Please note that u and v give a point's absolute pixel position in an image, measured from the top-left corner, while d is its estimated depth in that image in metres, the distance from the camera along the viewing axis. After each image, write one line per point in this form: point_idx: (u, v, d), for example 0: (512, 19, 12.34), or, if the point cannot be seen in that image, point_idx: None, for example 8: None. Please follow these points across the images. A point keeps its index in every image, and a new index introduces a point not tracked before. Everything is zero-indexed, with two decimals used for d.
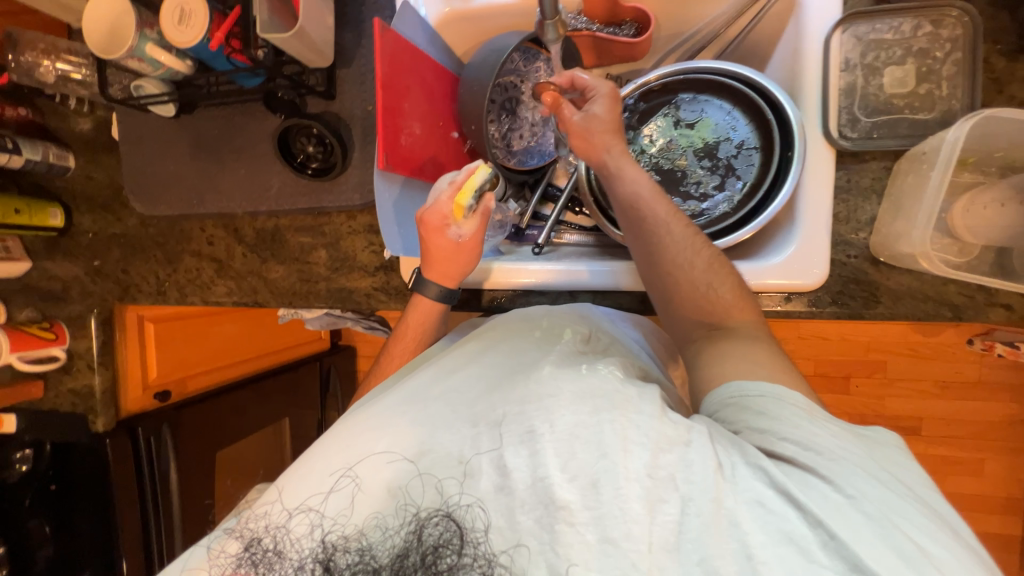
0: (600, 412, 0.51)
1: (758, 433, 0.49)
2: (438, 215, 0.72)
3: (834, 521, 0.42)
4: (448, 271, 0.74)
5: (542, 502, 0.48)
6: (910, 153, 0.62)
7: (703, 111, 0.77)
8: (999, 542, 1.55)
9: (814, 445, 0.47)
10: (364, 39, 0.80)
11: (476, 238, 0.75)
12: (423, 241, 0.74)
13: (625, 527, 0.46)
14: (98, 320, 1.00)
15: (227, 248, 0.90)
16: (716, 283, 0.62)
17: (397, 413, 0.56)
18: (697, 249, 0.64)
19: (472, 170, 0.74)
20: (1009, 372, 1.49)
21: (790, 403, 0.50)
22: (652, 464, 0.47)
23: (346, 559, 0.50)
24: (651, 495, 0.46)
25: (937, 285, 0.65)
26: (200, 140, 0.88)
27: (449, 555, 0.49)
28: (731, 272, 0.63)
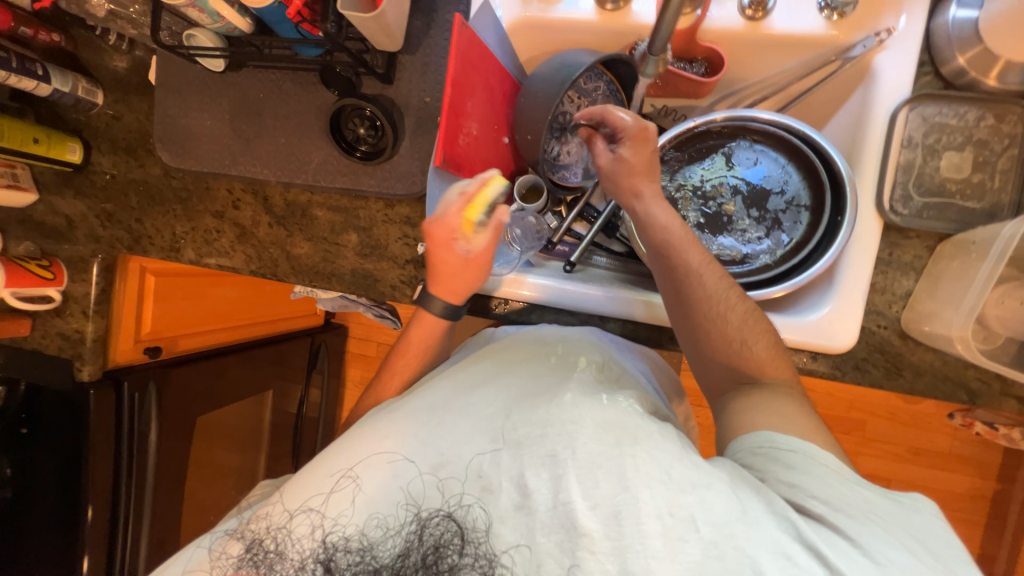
0: (623, 445, 0.51)
1: (787, 485, 0.50)
2: (445, 229, 0.69)
3: None
4: (452, 286, 0.72)
5: (563, 527, 0.49)
6: (957, 238, 0.64)
7: (757, 160, 0.77)
8: None
9: (840, 504, 0.48)
10: (433, 28, 0.78)
11: (485, 255, 0.72)
12: (430, 253, 0.71)
13: (645, 562, 0.46)
14: (100, 266, 0.96)
15: (253, 216, 0.87)
16: (751, 340, 0.63)
17: (413, 424, 0.58)
18: (731, 302, 0.64)
19: (486, 180, 0.71)
20: (977, 447, 1.56)
21: (820, 463, 0.51)
22: (674, 501, 0.47)
23: (347, 559, 0.52)
24: (671, 533, 0.46)
25: (958, 368, 0.67)
26: (243, 100, 0.85)
27: (451, 555, 0.51)
28: (766, 329, 0.63)
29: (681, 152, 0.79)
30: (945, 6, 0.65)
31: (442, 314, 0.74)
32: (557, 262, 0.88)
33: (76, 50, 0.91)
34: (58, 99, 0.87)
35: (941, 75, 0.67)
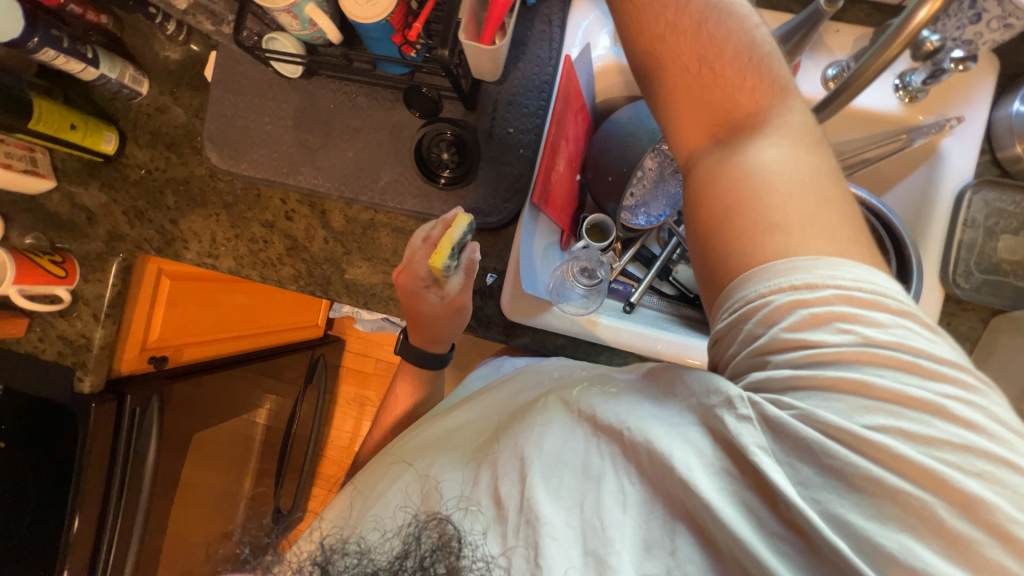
0: (585, 433, 0.49)
1: (750, 360, 0.46)
2: (416, 281, 0.71)
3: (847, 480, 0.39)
4: (430, 329, 0.77)
5: (521, 514, 0.46)
6: (1011, 315, 0.69)
7: None
8: None
9: (806, 364, 0.43)
10: (522, 61, 0.78)
11: (460, 298, 0.73)
12: (409, 304, 0.75)
13: (606, 537, 0.44)
14: (121, 266, 0.89)
15: (307, 229, 0.83)
16: (740, 80, 0.52)
17: (418, 448, 0.61)
18: (721, 37, 0.52)
19: (450, 223, 0.69)
20: None
21: (795, 284, 0.44)
22: (631, 463, 0.46)
23: (345, 561, 0.48)
24: (629, 497, 0.45)
25: None
26: (311, 108, 0.81)
27: (447, 562, 0.45)
28: (756, 67, 0.52)
29: None
30: (1008, 101, 0.71)
31: (418, 360, 0.82)
32: (614, 301, 0.88)
33: (124, 35, 0.84)
34: (101, 85, 0.80)
35: (997, 161, 0.73)
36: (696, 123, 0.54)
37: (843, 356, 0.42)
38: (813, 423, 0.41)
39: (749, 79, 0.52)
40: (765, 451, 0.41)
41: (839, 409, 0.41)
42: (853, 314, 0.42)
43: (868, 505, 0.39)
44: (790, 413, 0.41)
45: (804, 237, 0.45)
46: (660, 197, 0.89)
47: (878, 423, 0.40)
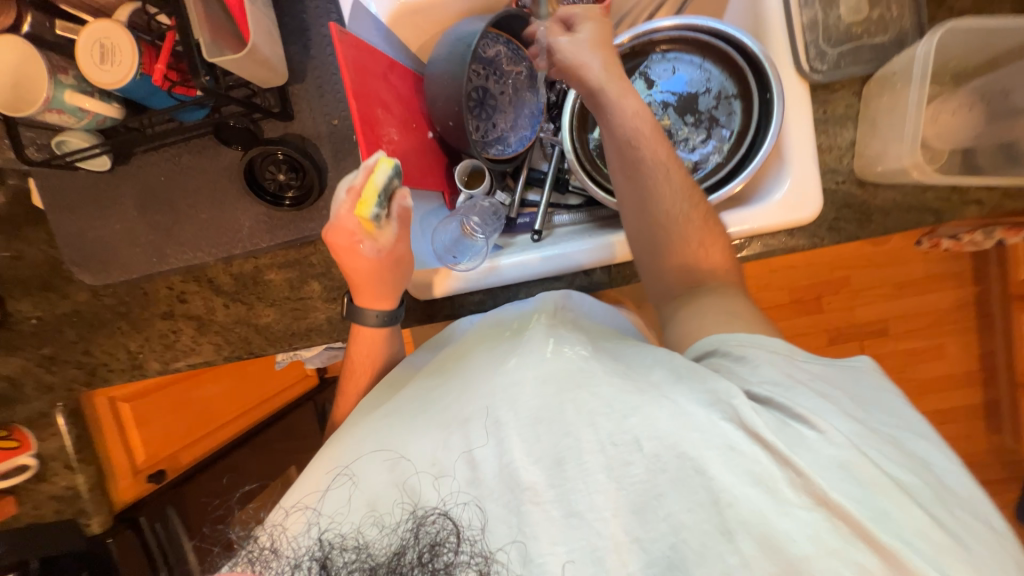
0: (565, 393, 0.49)
1: (740, 376, 0.50)
2: (345, 234, 0.64)
3: (820, 466, 0.42)
4: (373, 289, 0.69)
5: (509, 486, 0.47)
6: (877, 77, 0.67)
7: (674, 68, 0.78)
8: (966, 412, 1.66)
9: (782, 382, 0.48)
10: (313, 48, 0.74)
11: (397, 249, 0.67)
12: (341, 263, 0.67)
13: (589, 498, 0.45)
14: (65, 414, 0.89)
15: (205, 303, 0.82)
16: (706, 242, 0.63)
17: (396, 420, 0.56)
18: (692, 202, 0.64)
19: (371, 168, 0.62)
20: (948, 262, 1.56)
21: (769, 349, 0.52)
22: (615, 430, 0.46)
23: (343, 557, 0.46)
24: (614, 461, 0.45)
25: (917, 194, 0.69)
26: (146, 190, 0.79)
27: (446, 553, 0.45)
28: (719, 231, 0.64)
29: None
30: None
31: (377, 323, 0.71)
32: (523, 235, 0.87)
33: None
34: None
35: None
36: (665, 279, 0.64)
37: (810, 380, 0.49)
38: (798, 418, 0.45)
39: (715, 242, 0.64)
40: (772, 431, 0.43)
41: (827, 419, 0.45)
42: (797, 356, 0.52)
43: (862, 483, 0.41)
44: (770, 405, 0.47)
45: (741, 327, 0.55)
46: (524, 114, 0.89)
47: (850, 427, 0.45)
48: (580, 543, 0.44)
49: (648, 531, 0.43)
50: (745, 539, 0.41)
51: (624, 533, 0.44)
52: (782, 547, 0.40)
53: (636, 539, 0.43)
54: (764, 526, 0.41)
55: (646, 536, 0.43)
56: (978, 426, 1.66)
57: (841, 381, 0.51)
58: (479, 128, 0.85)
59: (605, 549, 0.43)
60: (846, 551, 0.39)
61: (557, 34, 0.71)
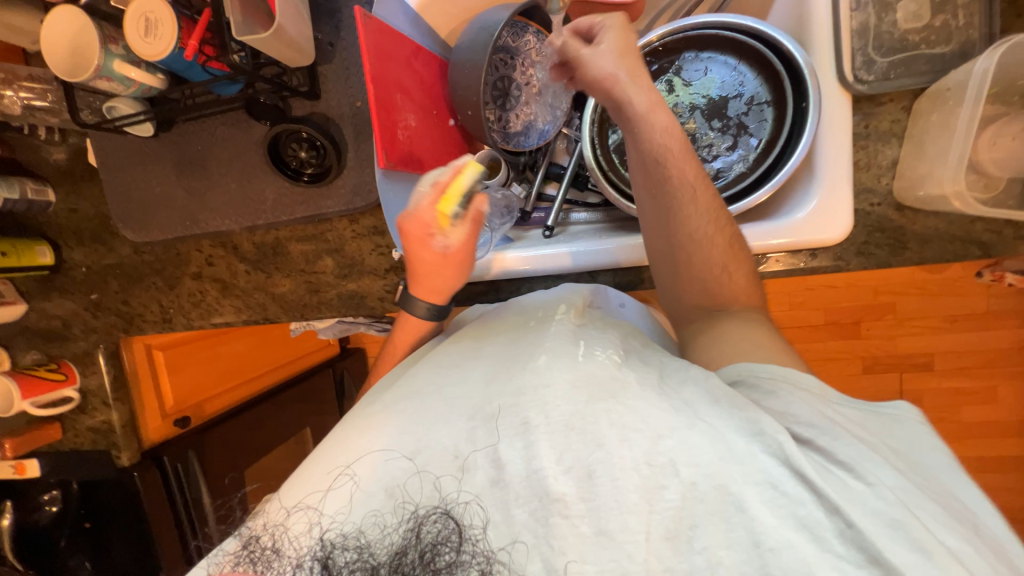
0: (598, 402, 0.46)
1: (777, 410, 0.47)
2: (419, 224, 0.65)
3: (870, 522, 0.39)
4: (434, 285, 0.69)
5: (536, 495, 0.44)
6: (932, 90, 0.61)
7: (707, 69, 0.75)
8: (1012, 465, 1.47)
9: (824, 426, 0.45)
10: (343, 30, 0.76)
11: (465, 249, 0.68)
12: (408, 252, 0.68)
13: (622, 518, 0.42)
14: (105, 355, 0.98)
15: (229, 267, 0.88)
16: (732, 267, 0.61)
17: (401, 407, 0.53)
18: (719, 225, 0.61)
19: (459, 168, 0.64)
20: (1018, 299, 1.38)
21: (800, 386, 0.49)
22: (650, 449, 0.43)
23: (344, 557, 0.44)
24: (650, 483, 0.43)
25: (963, 224, 0.63)
26: (184, 158, 0.84)
27: (447, 553, 0.43)
28: (745, 257, 0.62)
29: None
30: None
31: (427, 317, 0.71)
32: (536, 230, 0.86)
33: (15, 154, 0.90)
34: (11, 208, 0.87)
35: None
36: (687, 300, 0.63)
37: (850, 425, 0.47)
38: (836, 463, 0.42)
39: (743, 269, 0.62)
40: (819, 477, 0.41)
41: (875, 475, 0.42)
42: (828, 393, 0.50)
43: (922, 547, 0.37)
44: (810, 448, 0.44)
45: (778, 359, 0.53)
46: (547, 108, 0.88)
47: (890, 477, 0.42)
48: (609, 564, 0.42)
49: (680, 561, 0.41)
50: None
51: (656, 560, 0.41)
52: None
53: (668, 568, 0.41)
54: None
55: (678, 566, 0.41)
56: None
57: (872, 427, 0.48)
58: (499, 118, 0.84)
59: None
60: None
61: (574, 46, 0.63)
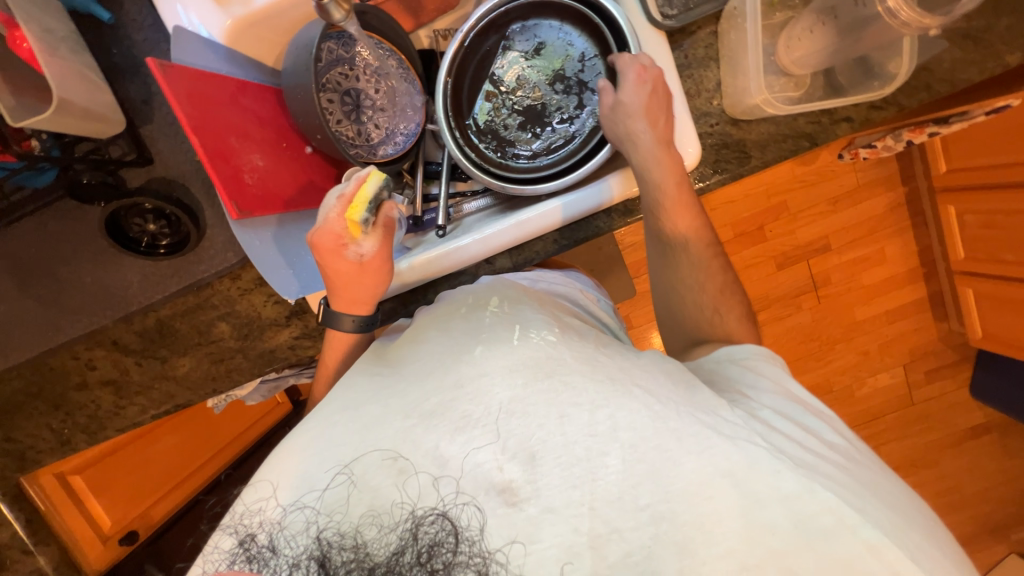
0: (536, 384, 0.44)
1: (747, 387, 0.50)
2: (330, 237, 0.60)
3: (820, 479, 0.42)
4: (356, 296, 0.64)
5: (482, 489, 0.42)
6: (726, 13, 0.67)
7: (536, 36, 0.79)
8: (916, 308, 1.66)
9: (781, 406, 0.48)
10: (153, 85, 0.71)
11: (383, 256, 0.64)
12: (321, 265, 0.63)
13: (565, 494, 0.41)
14: (7, 502, 0.86)
15: (117, 365, 0.80)
16: (723, 309, 0.61)
17: (338, 420, 0.47)
18: (711, 273, 0.63)
19: (360, 178, 0.61)
20: (875, 169, 1.56)
21: (767, 370, 0.52)
22: (588, 423, 0.42)
23: (342, 556, 0.40)
24: (591, 453, 0.42)
25: (789, 122, 0.69)
26: (21, 266, 0.75)
27: (446, 553, 0.40)
28: (737, 299, 0.62)
29: (471, 61, 0.78)
30: None
31: (355, 329, 0.65)
32: (432, 231, 0.84)
33: None
34: None
35: None
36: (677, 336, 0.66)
37: (806, 397, 0.50)
38: (788, 433, 0.45)
39: (713, 275, 0.63)
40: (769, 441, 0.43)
41: (823, 435, 0.47)
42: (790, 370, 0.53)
43: (853, 490, 0.43)
44: (768, 412, 0.47)
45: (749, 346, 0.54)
46: (407, 105, 0.84)
47: (834, 438, 0.47)
48: (557, 539, 0.40)
49: (626, 520, 0.41)
50: (723, 528, 0.40)
51: (601, 524, 0.40)
52: (763, 540, 0.40)
53: (615, 530, 0.40)
54: (753, 519, 0.41)
55: (624, 526, 0.40)
56: (929, 319, 1.67)
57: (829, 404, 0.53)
58: (358, 133, 0.81)
59: (582, 546, 0.40)
60: (824, 542, 0.40)
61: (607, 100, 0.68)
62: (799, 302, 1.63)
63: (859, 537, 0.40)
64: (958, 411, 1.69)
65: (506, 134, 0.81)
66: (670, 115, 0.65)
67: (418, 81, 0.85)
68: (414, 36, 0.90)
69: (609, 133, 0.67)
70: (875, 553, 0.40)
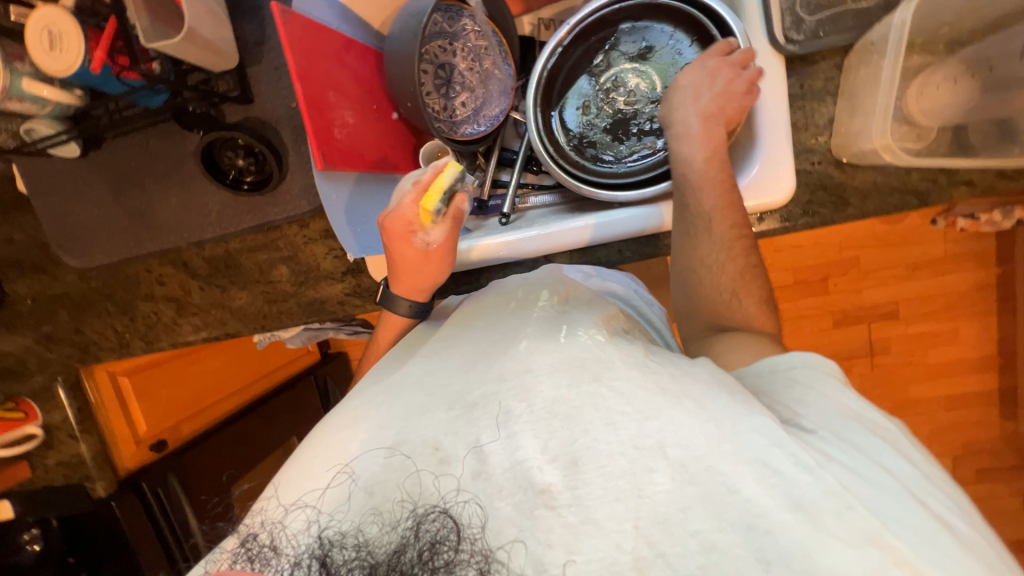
0: (583, 386, 0.41)
1: (793, 402, 0.44)
2: (401, 222, 0.61)
3: (891, 524, 0.35)
4: (414, 283, 0.64)
5: (520, 487, 0.38)
6: (859, 46, 0.62)
7: (645, 39, 0.77)
8: (982, 400, 1.52)
9: (835, 428, 0.41)
10: (267, 28, 0.74)
11: (448, 247, 0.64)
12: (388, 250, 0.64)
13: (608, 506, 0.37)
14: (65, 386, 0.95)
15: (181, 285, 0.85)
16: (744, 295, 0.57)
17: (368, 410, 0.46)
18: (733, 254, 0.58)
19: (439, 167, 0.62)
20: (972, 242, 1.43)
21: (822, 380, 0.46)
22: (636, 433, 0.38)
23: (344, 554, 0.37)
24: (637, 466, 0.37)
25: (901, 176, 0.64)
26: (119, 177, 0.81)
27: (447, 552, 0.36)
28: (761, 286, 0.58)
29: (570, 53, 0.76)
30: None
31: (409, 314, 0.65)
32: (494, 218, 0.84)
33: None
34: None
35: None
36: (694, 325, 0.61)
37: (869, 416, 0.43)
38: (847, 463, 0.38)
39: (747, 271, 0.58)
40: (820, 463, 0.37)
41: (885, 462, 0.39)
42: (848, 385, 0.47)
43: (925, 532, 0.35)
44: (816, 430, 0.41)
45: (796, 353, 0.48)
46: (497, 89, 0.83)
47: (904, 468, 0.39)
48: (598, 554, 0.36)
49: (673, 545, 0.35)
50: (781, 575, 0.34)
51: (645, 546, 0.36)
52: None
53: (660, 554, 0.35)
54: (806, 560, 0.34)
55: (670, 550, 0.35)
56: (995, 415, 1.53)
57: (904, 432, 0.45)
58: (444, 107, 0.81)
59: (625, 565, 0.35)
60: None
61: None
62: (851, 364, 1.53)
63: None
64: (1005, 519, 1.54)
65: (589, 135, 0.79)
66: (728, 99, 0.61)
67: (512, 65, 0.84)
68: (518, 21, 0.90)
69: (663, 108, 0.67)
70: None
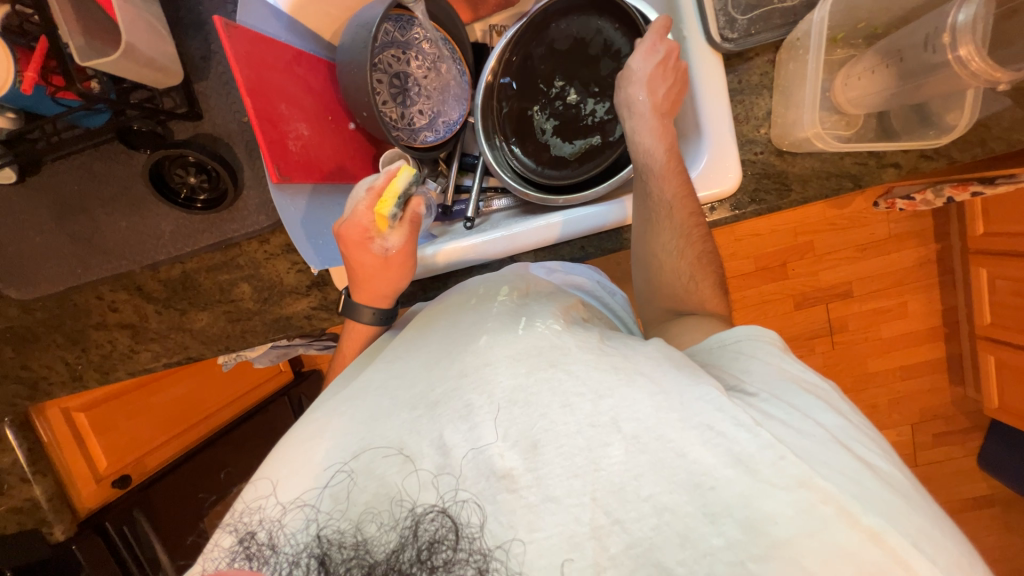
0: (539, 372, 0.42)
1: (741, 371, 0.46)
2: (357, 230, 0.61)
3: (822, 470, 0.37)
4: (374, 290, 0.64)
5: (483, 474, 0.39)
6: (787, 43, 0.66)
7: (574, 31, 0.79)
8: (933, 368, 1.62)
9: (772, 391, 0.43)
10: (213, 43, 0.73)
11: (407, 251, 0.64)
12: (346, 258, 0.63)
13: (568, 483, 0.38)
14: (13, 427, 0.88)
15: (137, 310, 0.82)
16: (698, 277, 0.60)
17: (336, 417, 0.46)
18: (692, 240, 0.61)
19: (393, 172, 0.61)
20: (910, 221, 1.53)
21: (763, 346, 0.48)
22: (592, 411, 0.40)
23: (341, 553, 0.38)
24: (593, 442, 0.39)
25: (836, 161, 0.68)
26: (61, 201, 0.77)
27: (445, 550, 0.37)
28: (713, 270, 0.61)
29: (516, 57, 0.79)
30: None
31: (372, 321, 0.65)
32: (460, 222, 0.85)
33: None
34: None
35: None
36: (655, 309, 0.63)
37: (805, 377, 0.46)
38: (793, 425, 0.40)
39: (696, 254, 0.61)
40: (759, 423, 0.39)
41: (814, 415, 0.42)
42: (786, 348, 0.50)
43: (853, 475, 0.38)
44: (759, 394, 0.43)
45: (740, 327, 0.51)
46: (452, 95, 0.85)
47: (830, 419, 0.42)
48: (557, 529, 0.37)
49: (628, 511, 0.37)
50: (726, 524, 0.36)
51: (603, 514, 0.37)
52: (766, 530, 0.36)
53: (617, 521, 0.37)
54: (749, 507, 0.36)
55: (627, 516, 0.37)
56: (945, 381, 1.63)
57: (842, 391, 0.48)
58: (401, 116, 0.81)
59: (584, 535, 0.37)
60: (825, 531, 0.35)
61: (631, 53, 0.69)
62: (812, 344, 1.60)
63: (859, 524, 0.36)
64: (961, 478, 1.64)
65: (541, 138, 0.82)
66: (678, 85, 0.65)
67: (467, 72, 0.86)
68: (469, 28, 0.92)
69: (616, 98, 0.68)
70: (892, 552, 0.35)
